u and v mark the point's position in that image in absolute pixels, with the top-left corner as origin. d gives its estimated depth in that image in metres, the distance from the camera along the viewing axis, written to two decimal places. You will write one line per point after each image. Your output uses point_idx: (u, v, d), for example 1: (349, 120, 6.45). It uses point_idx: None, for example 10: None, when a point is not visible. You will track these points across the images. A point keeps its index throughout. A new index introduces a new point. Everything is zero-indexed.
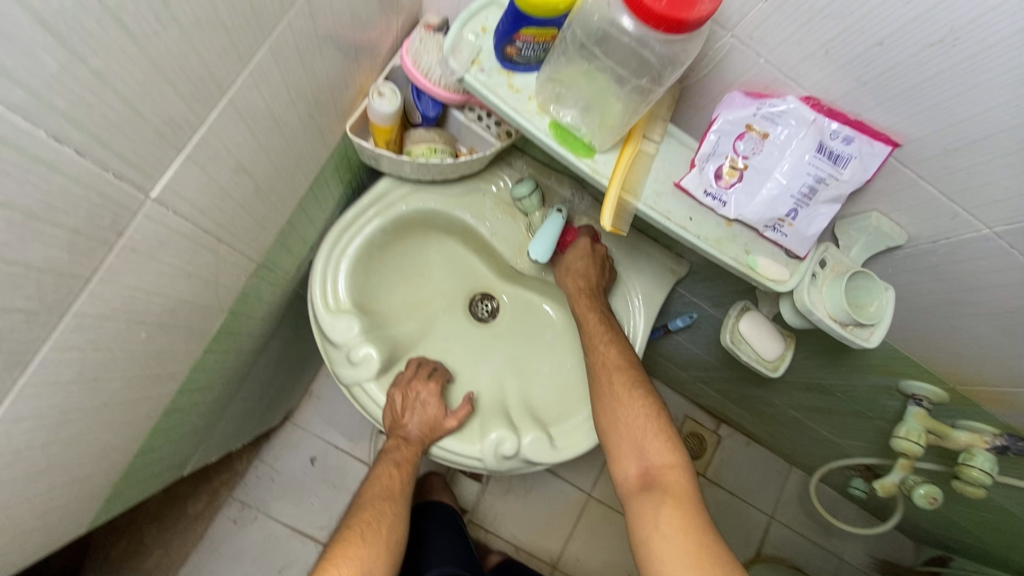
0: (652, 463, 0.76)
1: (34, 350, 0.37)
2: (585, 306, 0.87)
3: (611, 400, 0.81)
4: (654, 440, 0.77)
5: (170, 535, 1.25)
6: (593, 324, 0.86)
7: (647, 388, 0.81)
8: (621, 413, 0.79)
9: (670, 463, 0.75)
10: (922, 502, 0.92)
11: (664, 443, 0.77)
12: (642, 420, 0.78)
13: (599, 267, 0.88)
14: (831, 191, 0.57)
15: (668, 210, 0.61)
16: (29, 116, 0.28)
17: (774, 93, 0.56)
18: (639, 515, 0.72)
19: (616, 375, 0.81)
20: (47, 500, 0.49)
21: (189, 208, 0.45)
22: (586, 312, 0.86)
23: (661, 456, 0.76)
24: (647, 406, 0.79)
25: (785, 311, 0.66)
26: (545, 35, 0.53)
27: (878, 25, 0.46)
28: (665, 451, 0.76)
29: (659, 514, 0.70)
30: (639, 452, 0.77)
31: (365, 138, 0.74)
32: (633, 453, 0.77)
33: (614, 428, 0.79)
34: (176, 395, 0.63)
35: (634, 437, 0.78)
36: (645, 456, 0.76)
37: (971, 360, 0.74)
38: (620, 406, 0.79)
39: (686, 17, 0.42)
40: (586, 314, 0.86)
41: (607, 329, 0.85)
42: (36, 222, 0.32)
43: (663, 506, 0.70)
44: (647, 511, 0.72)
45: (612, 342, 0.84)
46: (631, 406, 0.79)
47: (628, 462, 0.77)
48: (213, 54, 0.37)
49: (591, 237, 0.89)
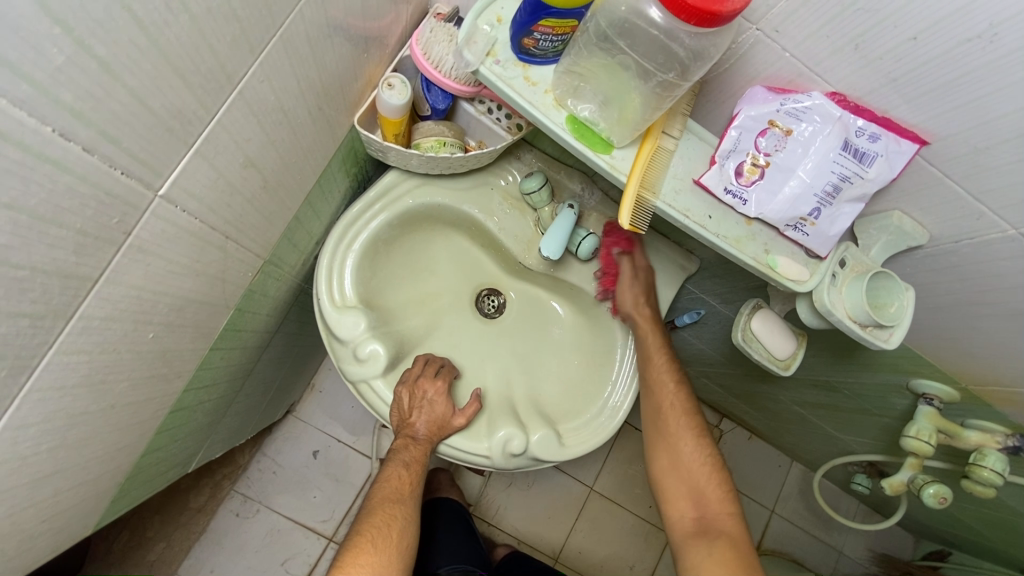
0: (707, 508, 0.83)
1: (40, 355, 0.35)
2: (653, 341, 0.86)
3: (676, 445, 0.87)
4: (711, 486, 0.84)
5: (173, 529, 1.24)
6: (660, 368, 0.87)
7: (706, 439, 0.87)
8: (683, 459, 0.86)
9: (725, 511, 0.83)
10: (931, 501, 0.91)
11: (720, 490, 0.84)
12: (702, 467, 0.85)
13: (649, 298, 0.88)
14: (855, 189, 0.56)
15: (686, 207, 0.60)
16: (34, 112, 0.26)
17: (799, 88, 0.55)
18: (692, 554, 0.80)
19: (682, 423, 0.87)
20: (54, 504, 0.48)
21: (197, 205, 0.43)
22: (654, 350, 0.87)
23: (718, 504, 0.83)
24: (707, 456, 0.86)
25: (802, 311, 0.65)
26: (565, 26, 0.52)
27: (912, 19, 0.44)
28: (722, 498, 0.83)
29: (714, 556, 0.78)
30: (696, 496, 0.84)
31: (373, 130, 0.72)
32: (691, 497, 0.84)
33: (674, 471, 0.86)
34: (183, 393, 0.62)
35: (692, 483, 0.85)
36: (701, 501, 0.83)
37: (985, 360, 0.73)
38: (684, 452, 0.86)
39: (718, 9, 0.40)
40: (653, 349, 0.86)
41: (674, 374, 0.89)
42: (42, 224, 0.30)
43: (719, 549, 0.78)
44: (700, 551, 0.79)
45: (680, 387, 0.88)
46: (694, 454, 0.86)
47: (683, 504, 0.84)
48: (225, 45, 0.36)
49: (633, 268, 0.87)
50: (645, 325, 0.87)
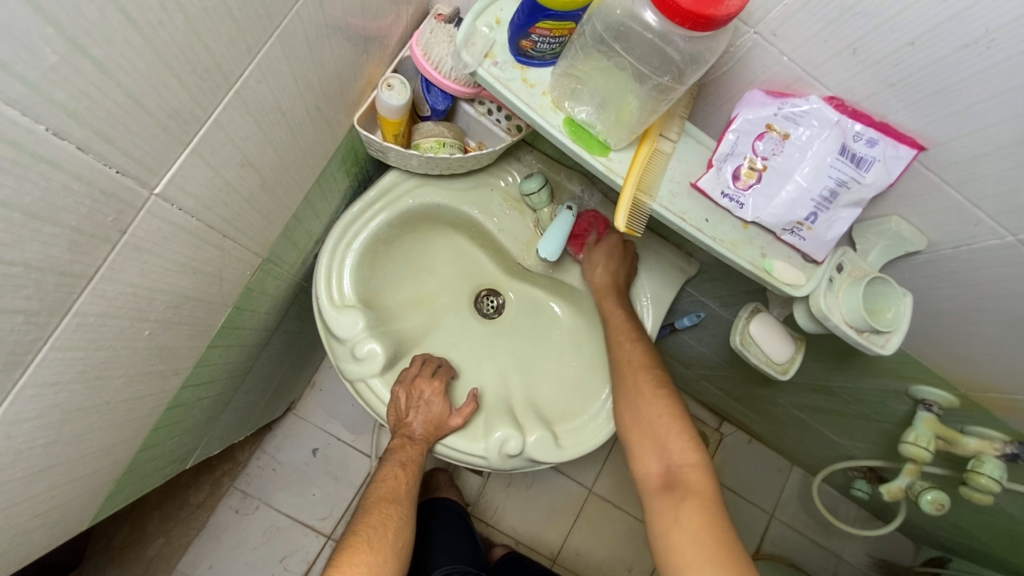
0: (675, 461, 0.75)
1: (35, 351, 0.36)
2: (610, 303, 0.86)
3: (635, 397, 0.80)
4: (676, 438, 0.76)
5: (172, 523, 1.25)
6: (617, 323, 0.85)
7: (669, 388, 0.80)
8: (645, 410, 0.79)
9: (693, 462, 0.74)
10: (930, 508, 0.91)
11: (687, 441, 0.76)
12: (665, 418, 0.78)
13: (624, 264, 0.87)
14: (853, 195, 0.55)
15: (683, 210, 0.60)
16: (27, 111, 0.27)
17: (797, 92, 0.55)
18: (659, 512, 0.72)
19: (641, 374, 0.81)
20: (48, 498, 0.49)
21: (194, 204, 0.44)
22: (610, 309, 0.86)
23: (684, 454, 0.75)
24: (669, 405, 0.78)
25: (799, 315, 0.65)
26: (563, 28, 0.52)
27: (910, 24, 0.44)
28: (688, 449, 0.75)
29: (679, 508, 0.70)
30: (661, 450, 0.77)
31: (373, 130, 0.73)
32: (656, 451, 0.77)
33: (636, 425, 0.79)
34: (180, 390, 0.62)
35: (656, 435, 0.78)
36: (667, 454, 0.76)
37: (985, 367, 0.72)
38: (643, 402, 0.79)
39: (713, 13, 0.40)
40: (611, 311, 0.85)
41: (630, 329, 0.85)
42: (36, 222, 0.31)
43: (685, 501, 0.70)
44: (667, 508, 0.71)
45: (636, 339, 0.84)
46: (655, 405, 0.79)
47: (649, 460, 0.77)
48: (221, 44, 0.36)
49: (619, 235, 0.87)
50: (602, 286, 0.86)
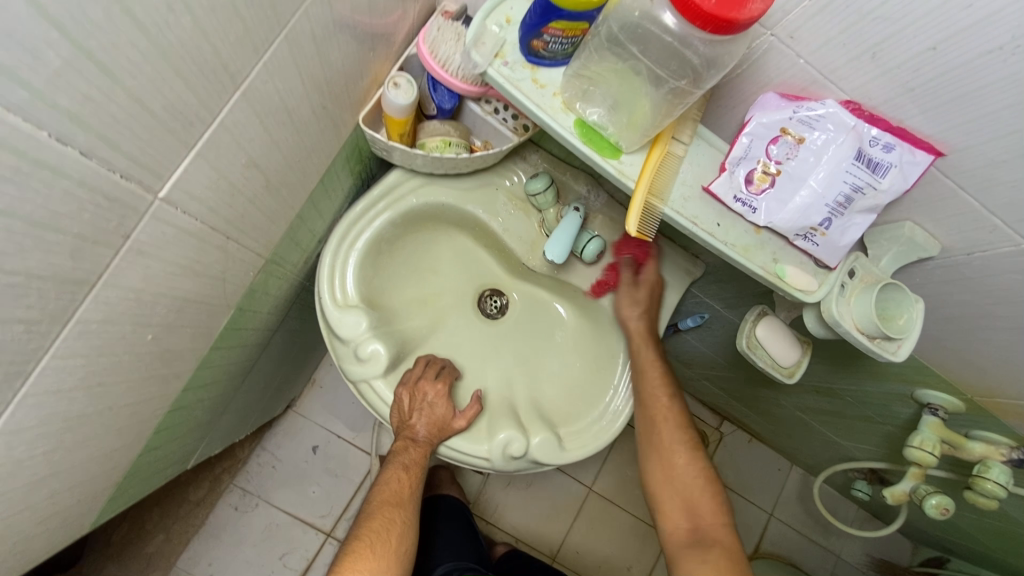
0: (702, 521, 0.83)
1: (36, 359, 0.35)
2: (648, 353, 0.86)
3: (668, 457, 0.86)
4: (704, 499, 0.84)
5: (172, 521, 1.24)
6: (653, 380, 0.86)
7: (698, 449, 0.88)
8: (675, 470, 0.86)
9: (719, 522, 0.83)
10: (933, 512, 0.90)
11: (714, 503, 0.84)
12: (694, 479, 0.85)
13: (655, 308, 0.87)
14: (868, 201, 0.55)
15: (695, 214, 0.59)
16: (29, 117, 0.25)
17: (812, 96, 0.54)
18: (685, 565, 0.80)
19: (675, 436, 0.87)
20: (50, 505, 0.48)
21: (198, 206, 0.43)
22: (648, 362, 0.86)
23: (711, 515, 0.83)
24: (699, 466, 0.86)
25: (809, 320, 0.64)
26: (576, 28, 0.51)
27: (933, 28, 0.43)
28: (714, 510, 0.84)
29: (708, 565, 0.78)
30: (689, 507, 0.84)
31: (378, 129, 0.71)
32: (684, 509, 0.85)
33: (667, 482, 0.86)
34: (182, 393, 0.61)
35: (686, 494, 0.85)
36: (696, 513, 0.84)
37: (994, 373, 0.72)
38: (676, 462, 0.86)
39: (735, 16, 0.39)
40: (648, 362, 0.85)
41: (667, 386, 0.87)
42: (37, 229, 0.29)
43: (713, 559, 0.79)
44: (694, 561, 0.80)
45: (671, 397, 0.87)
46: (687, 466, 0.86)
47: (677, 516, 0.85)
48: (228, 43, 0.35)
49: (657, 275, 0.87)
50: (638, 336, 0.86)
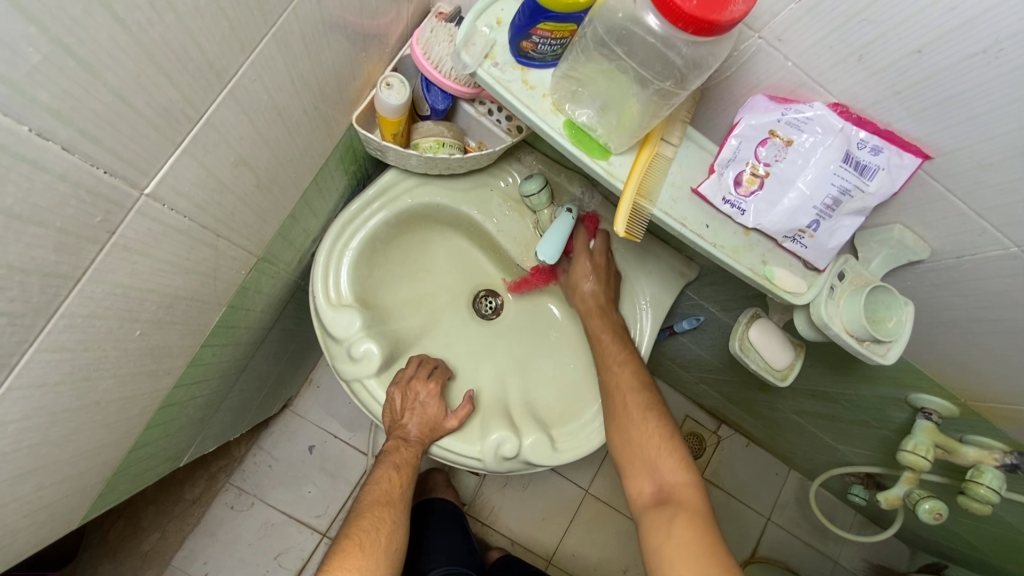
0: (666, 480, 0.77)
1: (20, 353, 0.35)
2: (598, 324, 0.86)
3: (624, 417, 0.82)
4: (666, 458, 0.79)
5: (167, 518, 1.25)
6: (606, 344, 0.85)
7: (657, 408, 0.83)
8: (635, 431, 0.81)
9: (683, 481, 0.77)
10: (927, 516, 0.90)
11: (676, 461, 0.79)
12: (655, 439, 0.80)
13: (611, 280, 0.88)
14: (856, 203, 0.55)
15: (684, 216, 0.59)
16: (9, 111, 0.26)
17: (801, 98, 0.54)
18: (651, 529, 0.74)
19: (630, 394, 0.82)
20: (36, 498, 0.48)
21: (186, 203, 0.43)
22: (598, 330, 0.86)
23: (675, 474, 0.78)
24: (660, 426, 0.81)
25: (799, 322, 0.64)
26: (564, 30, 0.51)
27: (917, 31, 0.44)
28: (678, 470, 0.78)
29: (671, 527, 0.71)
30: (652, 470, 0.79)
31: (372, 129, 0.72)
32: (647, 470, 0.79)
33: (627, 445, 0.81)
34: (173, 389, 0.62)
35: (646, 454, 0.80)
36: (658, 474, 0.78)
37: (986, 377, 0.72)
38: (633, 423, 0.81)
39: (716, 18, 0.39)
40: (601, 332, 0.86)
41: (620, 350, 0.85)
42: (19, 222, 0.30)
43: (677, 520, 0.72)
44: (659, 525, 0.73)
45: (626, 361, 0.84)
46: (645, 426, 0.81)
47: (641, 479, 0.79)
48: (213, 42, 0.35)
49: (603, 249, 0.88)
50: (589, 307, 0.87)
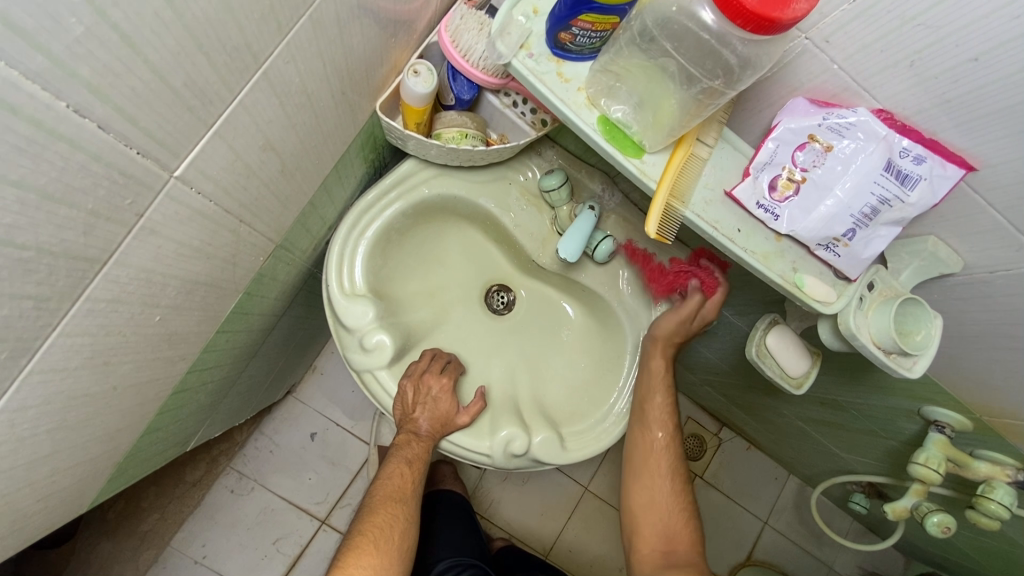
0: (674, 548, 0.83)
1: (42, 337, 0.34)
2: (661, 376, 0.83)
3: (653, 481, 0.86)
4: (681, 529, 0.84)
5: (168, 500, 1.24)
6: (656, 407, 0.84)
7: (681, 476, 0.87)
8: (659, 497, 0.86)
9: (691, 552, 0.83)
10: (934, 530, 0.88)
11: (687, 533, 0.84)
12: (674, 509, 0.85)
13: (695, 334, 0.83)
14: (894, 213, 0.53)
15: (716, 219, 0.57)
16: (48, 86, 0.24)
17: (843, 103, 0.53)
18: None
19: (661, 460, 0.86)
20: (50, 483, 0.47)
21: (212, 186, 0.42)
22: (659, 385, 0.83)
23: (686, 547, 0.83)
24: (681, 498, 0.86)
25: (823, 332, 0.63)
26: (605, 22, 0.49)
27: (976, 38, 0.42)
28: (689, 544, 0.84)
29: None
30: (666, 537, 0.84)
31: (394, 117, 0.70)
32: (660, 534, 0.85)
33: (648, 507, 0.86)
34: (186, 375, 0.61)
35: (664, 520, 0.85)
36: (669, 540, 0.84)
37: (1007, 395, 0.71)
38: (659, 490, 0.86)
39: (777, 16, 0.38)
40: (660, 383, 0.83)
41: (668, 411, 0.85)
42: (51, 203, 0.29)
43: None
44: None
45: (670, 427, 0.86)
46: (668, 494, 0.86)
47: (652, 542, 0.85)
48: (252, 21, 0.34)
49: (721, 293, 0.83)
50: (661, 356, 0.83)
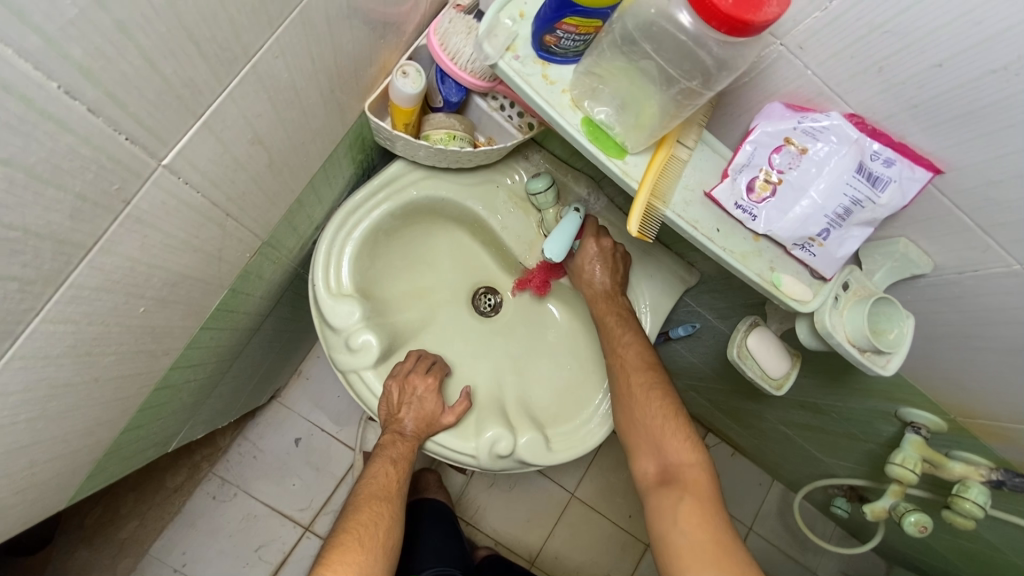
0: (670, 461, 0.79)
1: (25, 322, 0.34)
2: (603, 305, 0.85)
3: (630, 399, 0.82)
4: (673, 439, 0.80)
5: (147, 506, 1.22)
6: (612, 326, 0.84)
7: (663, 385, 0.82)
8: (640, 412, 0.81)
9: (689, 461, 0.79)
10: (912, 530, 0.90)
11: (683, 443, 0.80)
12: (661, 422, 0.80)
13: (616, 263, 0.85)
14: (866, 214, 0.55)
15: (696, 219, 0.59)
16: (40, 64, 0.25)
17: (817, 107, 0.55)
18: (658, 509, 0.77)
19: (634, 377, 0.82)
20: (28, 476, 0.47)
21: (201, 178, 0.42)
22: (604, 313, 0.85)
23: (681, 455, 0.79)
24: (667, 408, 0.81)
25: (801, 331, 0.64)
26: (589, 25, 0.51)
27: (939, 45, 0.44)
28: (684, 450, 0.79)
29: (676, 508, 0.75)
30: (658, 450, 0.80)
31: (383, 118, 0.71)
32: (652, 451, 0.81)
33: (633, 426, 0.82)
34: (168, 371, 0.60)
35: (654, 436, 0.81)
36: (663, 455, 0.80)
37: (978, 395, 0.73)
38: (638, 405, 0.81)
39: (751, 18, 0.40)
40: (607, 314, 0.85)
41: (627, 329, 0.84)
42: (39, 184, 0.29)
43: (681, 502, 0.75)
44: (666, 505, 0.76)
45: (631, 343, 0.83)
46: (652, 406, 0.81)
47: (647, 460, 0.81)
48: (242, 13, 0.34)
49: (597, 240, 0.84)
50: (597, 289, 0.85)
